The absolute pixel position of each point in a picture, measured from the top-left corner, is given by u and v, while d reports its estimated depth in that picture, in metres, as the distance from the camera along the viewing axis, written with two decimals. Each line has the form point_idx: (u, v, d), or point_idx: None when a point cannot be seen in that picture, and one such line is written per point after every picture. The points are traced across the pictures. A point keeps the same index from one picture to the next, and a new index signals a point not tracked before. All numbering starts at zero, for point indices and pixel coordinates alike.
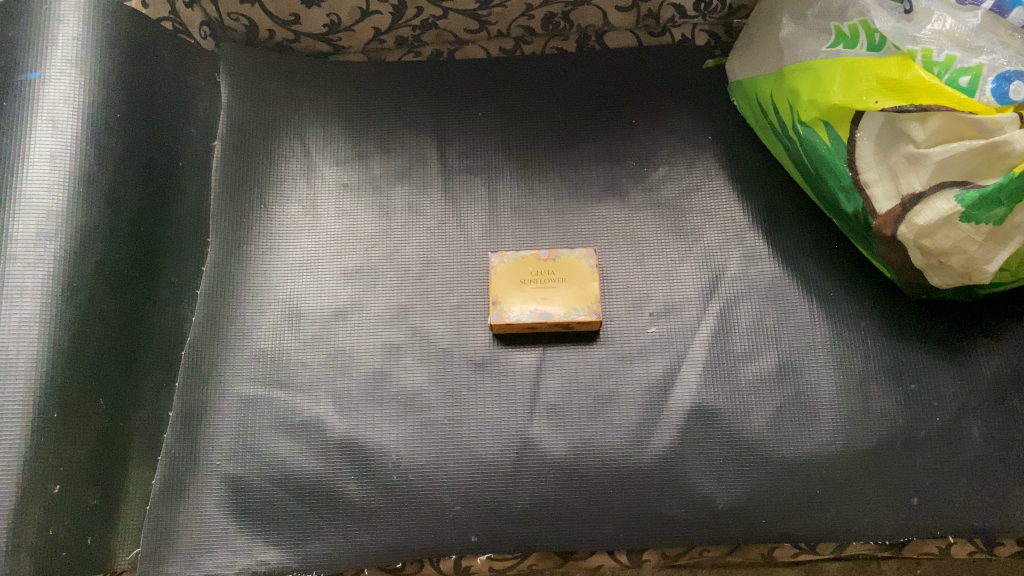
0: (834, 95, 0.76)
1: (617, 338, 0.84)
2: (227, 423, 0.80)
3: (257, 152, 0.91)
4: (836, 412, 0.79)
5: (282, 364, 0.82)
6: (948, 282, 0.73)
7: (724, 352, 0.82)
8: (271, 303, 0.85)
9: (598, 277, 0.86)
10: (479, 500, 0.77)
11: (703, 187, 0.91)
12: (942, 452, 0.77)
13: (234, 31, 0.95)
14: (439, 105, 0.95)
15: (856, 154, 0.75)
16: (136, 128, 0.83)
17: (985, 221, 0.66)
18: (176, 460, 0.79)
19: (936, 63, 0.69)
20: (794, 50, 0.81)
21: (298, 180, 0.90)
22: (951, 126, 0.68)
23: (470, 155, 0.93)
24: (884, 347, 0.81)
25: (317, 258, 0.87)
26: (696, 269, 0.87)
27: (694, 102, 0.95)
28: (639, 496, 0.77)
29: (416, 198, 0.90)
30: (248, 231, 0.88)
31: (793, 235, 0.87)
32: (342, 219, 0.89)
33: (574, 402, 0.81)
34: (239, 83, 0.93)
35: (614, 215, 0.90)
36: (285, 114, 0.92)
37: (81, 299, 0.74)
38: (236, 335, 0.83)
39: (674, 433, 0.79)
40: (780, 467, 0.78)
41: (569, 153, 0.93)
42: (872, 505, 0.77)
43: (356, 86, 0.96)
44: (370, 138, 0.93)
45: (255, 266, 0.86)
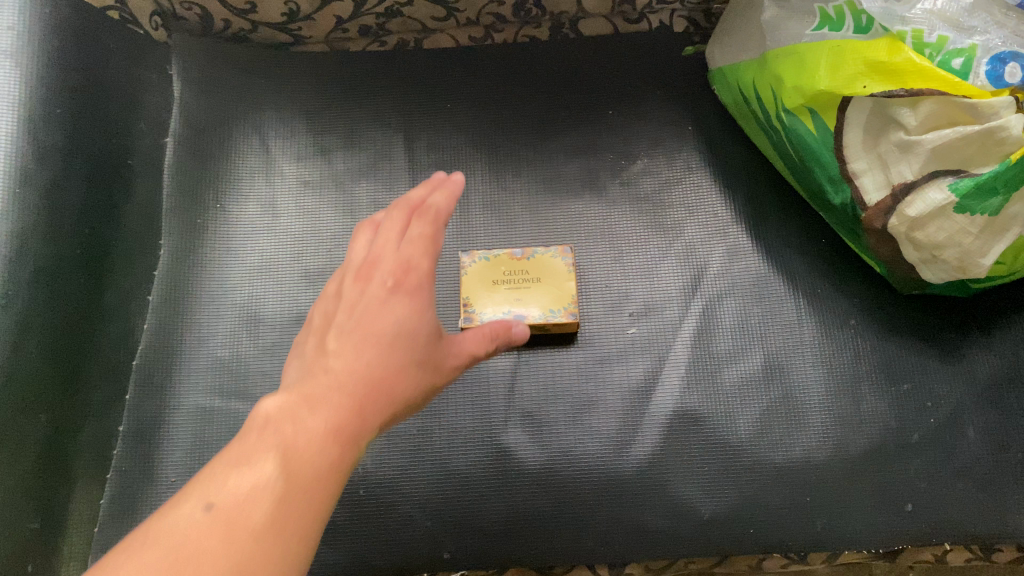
0: (819, 82, 0.71)
1: (595, 340, 0.81)
2: (182, 436, 0.75)
3: (213, 149, 0.85)
4: (825, 415, 0.75)
5: (240, 372, 0.78)
6: (941, 276, 0.70)
7: (707, 353, 0.79)
8: (227, 307, 0.80)
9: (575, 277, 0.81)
10: (451, 515, 0.74)
11: (684, 181, 0.87)
12: (937, 455, 0.73)
13: (188, 21, 0.89)
14: (406, 97, 0.90)
15: (843, 142, 0.72)
16: (80, 123, 0.77)
17: (980, 212, 0.63)
18: (127, 477, 0.74)
19: (926, 45, 0.64)
20: (777, 35, 0.77)
21: (256, 178, 0.85)
22: (944, 111, 0.64)
23: (439, 149, 0.88)
24: (876, 345, 0.77)
25: (276, 260, 0.82)
26: (677, 267, 0.83)
27: (674, 91, 0.91)
28: (620, 507, 0.74)
29: (382, 194, 0.86)
30: (203, 232, 0.83)
31: (778, 228, 0.83)
32: (304, 218, 0.84)
33: (550, 409, 0.77)
34: (193, 77, 0.88)
35: (591, 211, 0.86)
36: (242, 109, 0.87)
37: (15, 311, 0.67)
38: (191, 343, 0.79)
39: (657, 440, 0.76)
40: (768, 474, 0.74)
41: (544, 147, 0.88)
42: (865, 511, 0.73)
43: (318, 78, 0.90)
44: (333, 132, 0.88)
45: (211, 270, 0.82)
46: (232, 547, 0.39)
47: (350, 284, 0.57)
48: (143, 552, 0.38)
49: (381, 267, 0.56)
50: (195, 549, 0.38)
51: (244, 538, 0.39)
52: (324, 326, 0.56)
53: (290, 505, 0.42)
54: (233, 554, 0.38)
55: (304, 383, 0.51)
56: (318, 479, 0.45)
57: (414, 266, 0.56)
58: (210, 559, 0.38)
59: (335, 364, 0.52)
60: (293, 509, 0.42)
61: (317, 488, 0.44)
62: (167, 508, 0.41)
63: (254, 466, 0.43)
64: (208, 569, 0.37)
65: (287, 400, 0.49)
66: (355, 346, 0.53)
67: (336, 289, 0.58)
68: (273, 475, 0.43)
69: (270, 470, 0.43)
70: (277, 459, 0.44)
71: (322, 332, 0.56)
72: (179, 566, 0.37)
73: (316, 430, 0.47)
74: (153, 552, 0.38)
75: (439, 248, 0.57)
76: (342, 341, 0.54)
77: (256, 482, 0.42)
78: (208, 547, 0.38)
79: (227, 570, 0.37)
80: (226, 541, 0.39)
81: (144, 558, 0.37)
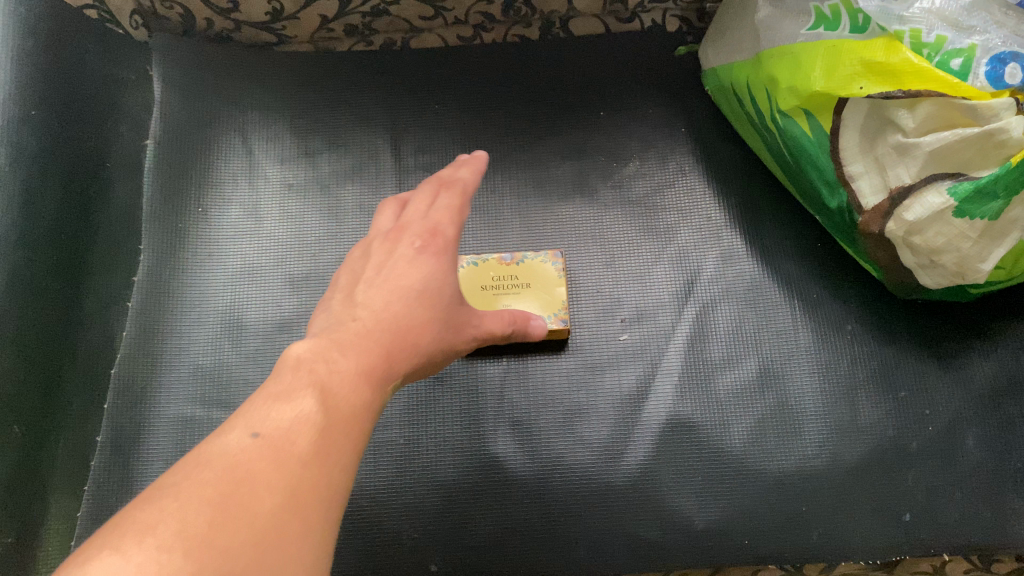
0: (814, 82, 0.69)
1: (586, 347, 0.79)
2: (162, 446, 0.73)
3: (195, 152, 0.84)
4: (821, 423, 0.74)
5: (222, 381, 0.76)
6: (939, 281, 0.69)
7: (701, 360, 0.77)
8: (209, 314, 0.78)
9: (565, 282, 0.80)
10: (440, 528, 0.72)
11: (676, 183, 0.85)
12: (935, 465, 0.72)
13: (169, 20, 0.87)
14: (393, 97, 0.88)
15: (839, 145, 0.70)
16: (57, 125, 0.75)
17: (980, 216, 0.62)
18: (105, 489, 0.72)
19: (925, 45, 0.63)
20: (772, 34, 0.75)
21: (239, 181, 0.84)
22: (943, 113, 0.62)
23: (427, 151, 0.86)
24: (872, 352, 0.76)
25: (260, 266, 0.81)
26: (670, 271, 0.81)
27: (666, 92, 0.89)
28: (613, 517, 0.72)
29: (369, 198, 0.84)
30: (185, 237, 0.81)
31: (773, 232, 0.82)
32: (288, 222, 0.82)
33: (541, 417, 0.76)
34: (175, 79, 0.86)
35: (582, 214, 0.84)
36: (226, 110, 0.85)
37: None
38: (172, 351, 0.77)
39: (649, 449, 0.74)
40: (763, 483, 0.72)
41: (534, 148, 0.87)
42: (864, 521, 0.71)
43: (304, 79, 0.88)
44: (319, 134, 0.86)
45: (192, 276, 0.80)
46: (284, 470, 0.39)
47: (375, 247, 0.60)
48: (195, 474, 0.38)
49: (410, 231, 0.60)
50: (247, 471, 0.38)
51: (294, 462, 0.39)
52: (350, 284, 0.57)
53: (332, 436, 0.43)
54: (285, 478, 0.38)
55: (331, 329, 0.51)
56: (353, 415, 0.45)
57: (440, 231, 0.60)
58: (263, 483, 0.38)
59: (362, 314, 0.53)
60: (333, 441, 0.42)
61: (353, 424, 0.45)
62: (211, 435, 0.41)
63: (295, 402, 0.43)
64: (263, 491, 0.37)
65: (318, 343, 0.49)
66: (383, 299, 0.55)
67: (362, 248, 0.61)
68: (313, 408, 0.43)
69: (309, 403, 0.44)
70: (316, 393, 0.45)
71: (348, 287, 0.57)
72: (232, 488, 0.37)
73: (348, 370, 0.48)
74: (206, 473, 0.38)
75: (463, 218, 0.62)
76: (370, 294, 0.55)
77: (297, 414, 0.42)
78: (260, 470, 0.38)
79: (283, 491, 0.38)
80: (277, 465, 0.39)
81: (198, 479, 0.37)
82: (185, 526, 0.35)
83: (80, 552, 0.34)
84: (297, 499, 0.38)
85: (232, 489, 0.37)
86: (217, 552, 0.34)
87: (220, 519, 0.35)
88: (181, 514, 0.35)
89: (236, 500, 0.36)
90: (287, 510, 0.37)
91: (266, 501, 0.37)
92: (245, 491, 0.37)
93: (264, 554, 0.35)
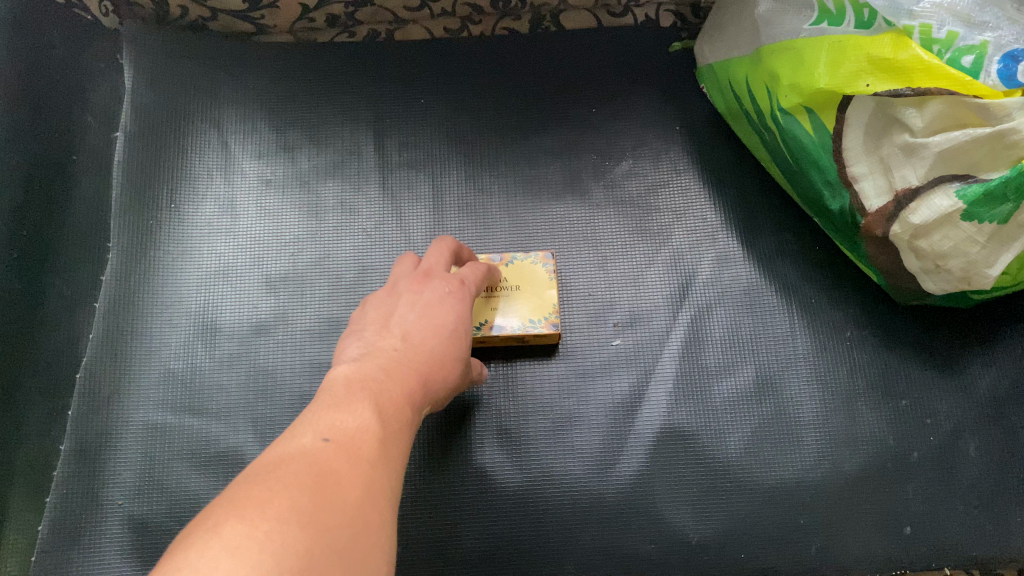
0: (818, 79, 0.67)
1: (577, 353, 0.76)
2: (130, 456, 0.69)
3: (168, 145, 0.79)
4: (820, 433, 0.71)
5: (194, 387, 0.72)
6: (943, 287, 0.67)
7: (696, 367, 0.75)
8: (181, 316, 0.75)
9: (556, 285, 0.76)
10: (423, 541, 0.69)
11: (670, 183, 0.82)
12: (937, 476, 0.70)
13: (141, 7, 0.83)
14: (376, 90, 0.85)
15: (842, 145, 0.68)
16: (21, 115, 0.71)
17: (989, 220, 0.59)
18: (69, 501, 0.68)
19: (935, 41, 0.60)
20: (771, 30, 0.72)
21: (214, 177, 0.80)
22: (952, 112, 0.59)
23: (412, 147, 0.82)
24: (872, 360, 0.74)
25: (235, 265, 0.77)
26: (664, 274, 0.79)
27: (660, 89, 0.86)
28: (604, 530, 0.69)
29: (350, 195, 0.80)
30: (155, 234, 0.77)
31: (769, 235, 0.79)
32: (266, 220, 0.79)
33: (530, 426, 0.73)
34: (146, 68, 0.82)
35: (573, 215, 0.81)
36: (200, 102, 0.81)
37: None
38: (142, 355, 0.73)
39: (642, 459, 0.71)
40: (759, 495, 0.70)
41: (524, 145, 0.83)
42: (864, 535, 0.69)
43: (284, 71, 0.84)
44: (298, 128, 0.82)
45: (163, 276, 0.76)
46: (360, 469, 0.40)
47: (404, 285, 0.61)
48: (283, 467, 0.38)
49: (437, 276, 0.63)
50: (331, 467, 0.39)
51: (364, 463, 0.41)
52: (381, 317, 0.58)
53: (388, 449, 0.44)
54: (361, 475, 0.40)
55: (374, 355, 0.53)
56: (400, 431, 0.47)
57: (465, 282, 0.64)
58: (346, 477, 0.39)
59: (399, 343, 0.55)
60: (391, 453, 0.44)
61: (401, 444, 0.47)
62: (282, 440, 0.41)
63: (354, 412, 0.45)
64: (347, 485, 0.38)
65: (361, 367, 0.51)
66: (419, 333, 0.57)
67: (386, 287, 0.62)
68: (370, 421, 0.45)
69: (366, 416, 0.45)
70: (371, 408, 0.46)
71: (380, 318, 0.58)
72: (323, 476, 0.38)
73: (396, 392, 0.50)
74: (293, 466, 0.38)
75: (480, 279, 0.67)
76: (407, 320, 0.58)
77: (358, 425, 0.44)
78: (341, 468, 0.39)
79: (362, 488, 0.39)
80: (353, 465, 0.40)
81: (289, 471, 0.38)
82: (295, 503, 0.35)
83: (193, 527, 0.33)
84: (372, 495, 0.39)
85: (323, 480, 0.37)
86: (325, 529, 0.34)
87: (321, 504, 0.36)
88: (286, 495, 0.35)
89: (329, 489, 0.37)
90: (368, 502, 0.39)
91: (351, 493, 0.38)
92: (333, 482, 0.38)
93: (360, 539, 0.36)
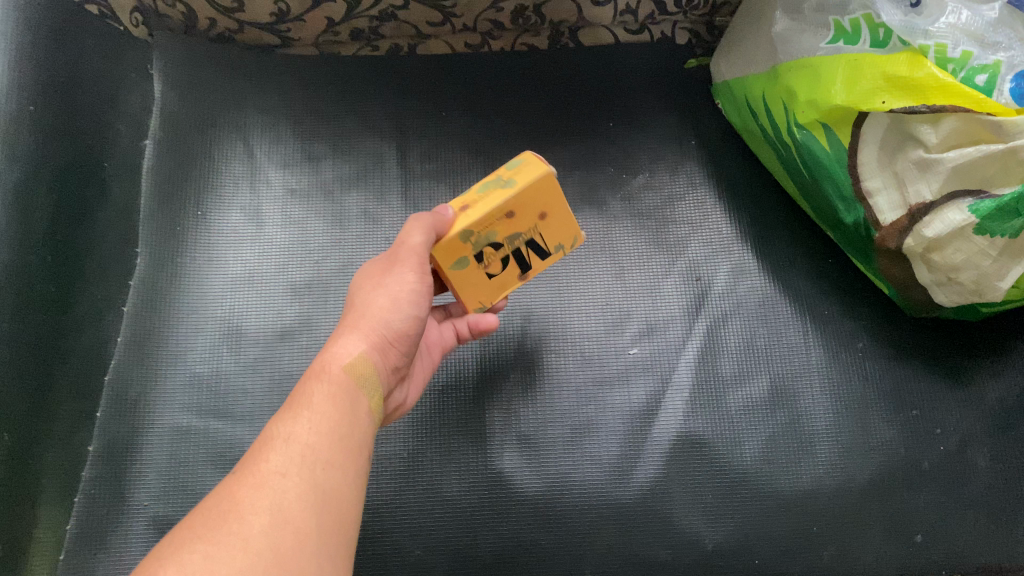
0: (835, 96, 0.69)
1: (595, 361, 0.77)
2: (157, 458, 0.71)
3: (194, 154, 0.81)
4: (834, 442, 0.73)
5: (219, 391, 0.73)
6: (954, 299, 0.68)
7: (712, 376, 0.76)
8: (207, 321, 0.76)
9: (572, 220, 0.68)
10: (442, 544, 0.70)
11: (686, 197, 0.84)
12: (947, 485, 0.71)
13: (171, 19, 0.85)
14: (399, 102, 0.86)
15: (856, 160, 0.70)
16: (54, 123, 0.72)
17: (1001, 234, 0.61)
18: (96, 501, 0.69)
19: (950, 60, 0.62)
20: (789, 48, 0.74)
21: (240, 185, 0.81)
22: (966, 129, 0.61)
23: (433, 159, 0.84)
24: (885, 371, 0.75)
25: (261, 272, 0.78)
26: (680, 285, 0.80)
27: (676, 106, 0.88)
28: (621, 534, 0.70)
29: (373, 205, 0.82)
30: (182, 241, 0.78)
31: (783, 248, 0.81)
32: (290, 228, 0.80)
33: (549, 432, 0.74)
34: (174, 79, 0.83)
35: (590, 227, 0.83)
36: (226, 112, 0.83)
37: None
38: (168, 358, 0.74)
39: (660, 465, 0.73)
40: (773, 502, 0.71)
41: (544, 158, 0.85)
42: (875, 542, 0.70)
43: (309, 83, 0.86)
44: (322, 138, 0.84)
45: (189, 281, 0.77)
46: (266, 491, 0.48)
47: None
48: (197, 516, 0.47)
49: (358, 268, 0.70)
50: (234, 506, 0.47)
51: (270, 482, 0.49)
52: None
53: (305, 444, 0.52)
54: (266, 499, 0.48)
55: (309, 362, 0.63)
56: (322, 413, 0.55)
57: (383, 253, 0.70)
58: (248, 509, 0.47)
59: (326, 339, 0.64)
60: (314, 447, 0.52)
61: (327, 421, 0.55)
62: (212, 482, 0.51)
63: (273, 426, 0.54)
64: (249, 519, 0.46)
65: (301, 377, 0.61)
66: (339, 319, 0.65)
67: None
68: (284, 426, 0.53)
69: (282, 422, 0.54)
70: (288, 410, 0.55)
71: None
72: (225, 524, 0.46)
73: (313, 380, 0.58)
74: (204, 516, 0.47)
75: None
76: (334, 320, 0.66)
77: (272, 438, 0.52)
78: (246, 500, 0.48)
79: (265, 516, 0.47)
80: (258, 489, 0.48)
81: (195, 523, 0.46)
82: (191, 565, 0.43)
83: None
84: (281, 514, 0.47)
85: (225, 526, 0.46)
86: None
87: (219, 552, 0.44)
88: (186, 556, 0.44)
89: (228, 533, 0.45)
90: (275, 528, 0.46)
91: (253, 525, 0.46)
92: (236, 524, 0.46)
93: (265, 565, 0.44)
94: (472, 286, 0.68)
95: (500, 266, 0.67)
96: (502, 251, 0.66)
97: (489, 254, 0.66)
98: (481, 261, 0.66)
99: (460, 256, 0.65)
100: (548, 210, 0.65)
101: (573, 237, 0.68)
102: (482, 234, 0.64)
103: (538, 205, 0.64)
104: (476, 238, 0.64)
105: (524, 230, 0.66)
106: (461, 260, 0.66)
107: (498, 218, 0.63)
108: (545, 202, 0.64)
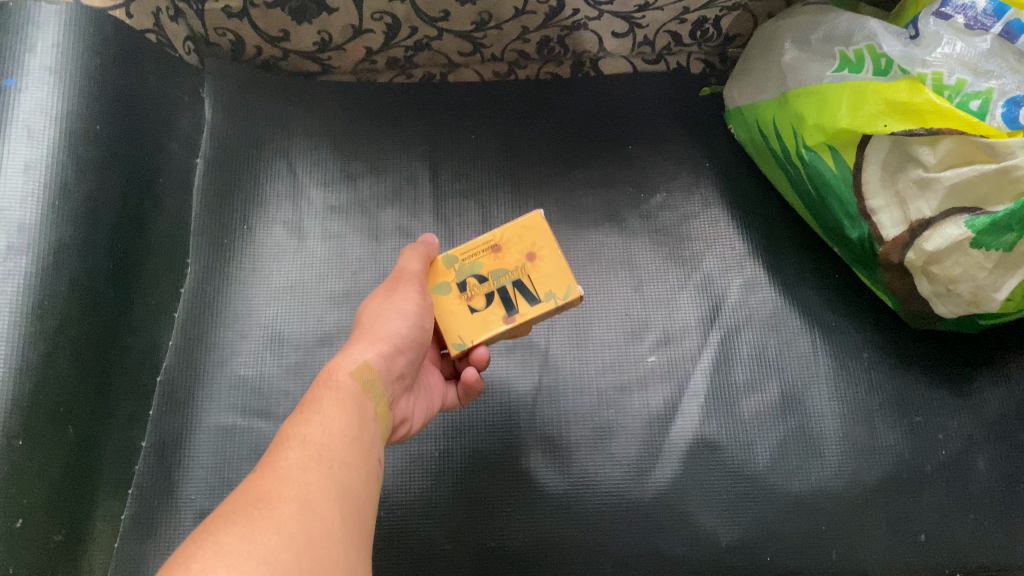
0: (840, 120, 0.74)
1: (615, 367, 0.82)
2: (204, 454, 0.75)
3: (242, 172, 0.87)
4: (841, 445, 0.77)
5: (262, 392, 0.78)
6: (954, 310, 0.72)
7: (725, 384, 0.81)
8: (252, 327, 0.81)
9: (561, 267, 0.70)
10: (470, 536, 0.75)
11: (700, 215, 0.89)
12: (949, 487, 0.75)
13: (221, 47, 0.92)
14: (431, 125, 0.92)
15: (861, 180, 0.75)
16: (119, 141, 0.78)
17: (996, 247, 0.65)
18: (148, 494, 0.74)
19: (946, 87, 0.68)
20: (798, 76, 0.80)
21: (283, 202, 0.87)
22: (962, 150, 0.66)
23: (463, 178, 0.90)
24: (889, 379, 0.80)
25: (302, 282, 0.84)
26: (695, 297, 0.85)
27: (691, 131, 0.94)
28: (639, 530, 0.75)
29: (407, 221, 0.87)
30: (229, 253, 0.84)
31: (792, 264, 0.86)
32: (330, 242, 0.86)
33: (573, 433, 0.79)
34: (225, 102, 0.90)
35: (610, 243, 0.88)
36: (272, 133, 0.89)
37: (34, 326, 0.66)
38: (215, 361, 0.79)
39: (676, 467, 0.77)
40: (785, 501, 0.75)
41: (566, 178, 0.91)
42: (880, 540, 0.74)
43: (348, 107, 0.92)
44: (361, 158, 0.90)
45: (235, 290, 0.83)
46: (292, 482, 0.50)
47: None
48: (225, 505, 0.48)
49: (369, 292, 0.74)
50: (261, 495, 0.48)
51: (294, 475, 0.50)
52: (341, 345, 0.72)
53: (323, 448, 0.54)
54: (294, 489, 0.49)
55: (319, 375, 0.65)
56: (337, 417, 0.57)
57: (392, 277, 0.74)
58: (278, 497, 0.48)
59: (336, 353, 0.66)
60: (328, 447, 0.54)
61: (338, 423, 0.57)
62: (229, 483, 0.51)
63: (290, 430, 0.55)
64: (278, 505, 0.47)
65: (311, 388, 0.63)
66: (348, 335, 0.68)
67: None
68: (301, 430, 0.55)
69: (299, 427, 0.56)
70: (301, 414, 0.57)
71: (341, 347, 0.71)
72: (256, 509, 0.47)
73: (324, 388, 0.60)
74: (231, 504, 0.48)
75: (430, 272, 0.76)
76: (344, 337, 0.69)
77: (290, 441, 0.54)
78: (274, 489, 0.49)
79: (292, 503, 0.48)
80: (285, 481, 0.50)
81: (226, 510, 0.47)
82: (226, 540, 0.43)
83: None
84: (309, 502, 0.49)
85: (258, 510, 0.47)
86: (261, 555, 0.43)
87: (253, 531, 0.45)
88: (221, 533, 0.44)
89: (261, 516, 0.46)
90: (304, 513, 0.47)
91: (285, 510, 0.47)
92: (266, 508, 0.47)
93: (298, 547, 0.45)
94: (453, 319, 0.70)
95: (483, 301, 0.70)
96: (485, 286, 0.71)
97: (472, 286, 0.71)
98: (465, 292, 0.71)
99: (443, 281, 0.72)
100: (535, 251, 0.71)
101: (567, 285, 0.69)
102: (467, 263, 0.72)
103: (524, 244, 0.71)
104: (462, 265, 0.72)
105: (510, 268, 0.71)
106: (444, 287, 0.71)
107: (484, 250, 0.72)
108: (533, 242, 0.71)
